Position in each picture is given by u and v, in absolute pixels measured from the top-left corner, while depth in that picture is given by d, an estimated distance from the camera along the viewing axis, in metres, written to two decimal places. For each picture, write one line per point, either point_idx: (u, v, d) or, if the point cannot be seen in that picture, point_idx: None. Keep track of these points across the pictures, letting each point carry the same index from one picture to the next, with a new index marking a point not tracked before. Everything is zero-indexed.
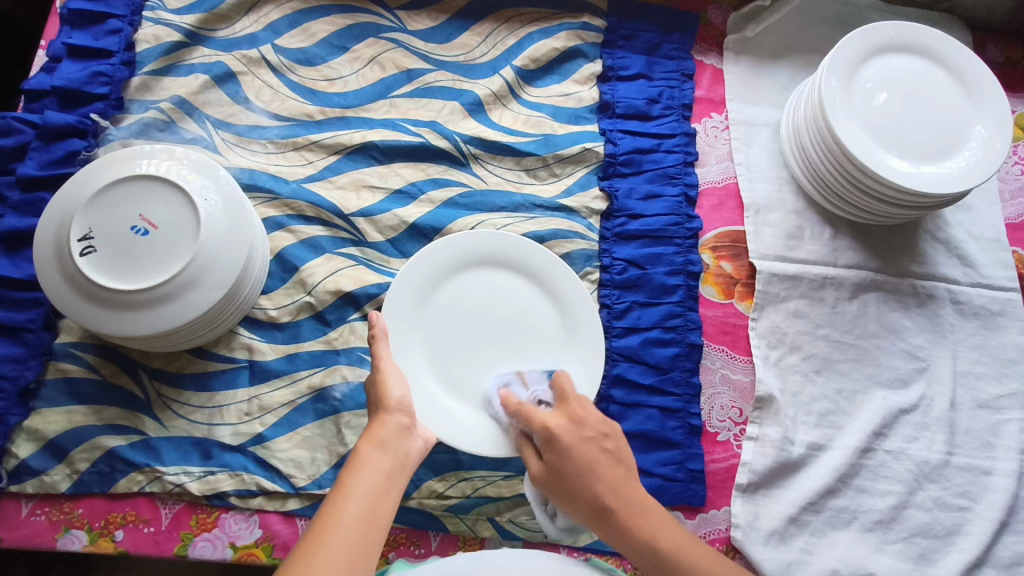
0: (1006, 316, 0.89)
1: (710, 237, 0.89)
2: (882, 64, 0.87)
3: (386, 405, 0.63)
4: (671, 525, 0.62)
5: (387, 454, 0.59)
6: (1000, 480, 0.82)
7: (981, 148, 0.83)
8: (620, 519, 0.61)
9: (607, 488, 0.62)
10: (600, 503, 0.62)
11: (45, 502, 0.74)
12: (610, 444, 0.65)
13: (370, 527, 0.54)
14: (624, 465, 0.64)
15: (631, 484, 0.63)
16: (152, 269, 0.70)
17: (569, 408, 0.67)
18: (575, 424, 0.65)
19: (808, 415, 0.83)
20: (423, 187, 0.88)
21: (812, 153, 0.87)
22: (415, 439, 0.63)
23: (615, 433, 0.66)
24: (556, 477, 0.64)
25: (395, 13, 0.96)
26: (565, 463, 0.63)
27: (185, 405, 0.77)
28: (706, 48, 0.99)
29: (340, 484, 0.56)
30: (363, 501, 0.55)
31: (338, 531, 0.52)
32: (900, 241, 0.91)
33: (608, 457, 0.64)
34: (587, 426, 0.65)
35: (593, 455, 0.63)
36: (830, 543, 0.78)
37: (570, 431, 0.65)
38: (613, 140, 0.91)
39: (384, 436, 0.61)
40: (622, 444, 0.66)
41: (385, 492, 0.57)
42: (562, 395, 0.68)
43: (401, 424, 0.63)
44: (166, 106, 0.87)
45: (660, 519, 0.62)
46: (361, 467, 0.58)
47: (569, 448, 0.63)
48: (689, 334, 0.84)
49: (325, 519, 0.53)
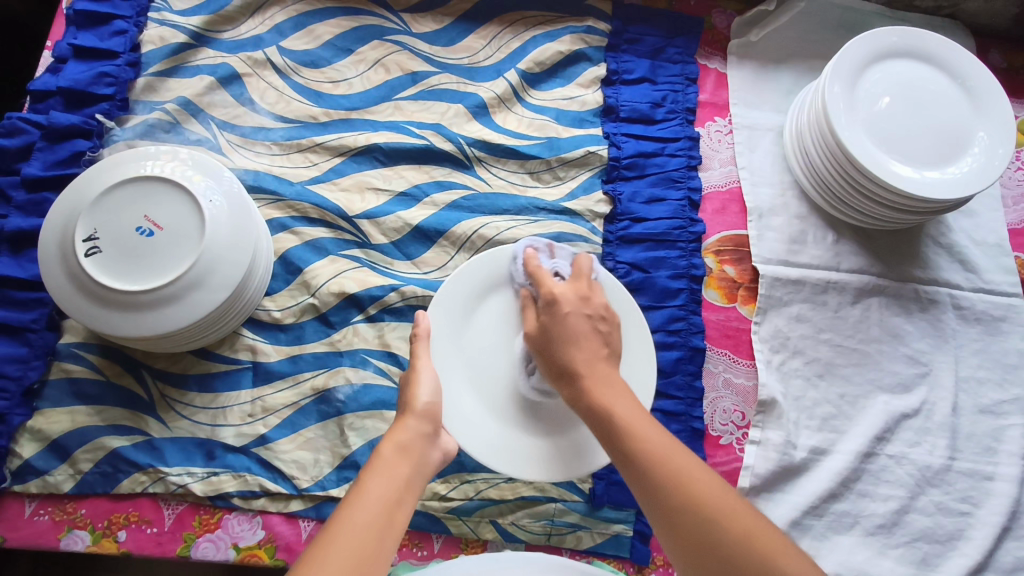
0: (1009, 322, 0.89)
1: (713, 241, 0.90)
2: (886, 69, 0.87)
3: (414, 407, 0.63)
4: (637, 406, 0.60)
5: (407, 459, 0.59)
6: (1002, 485, 0.82)
7: (985, 154, 0.84)
8: (585, 384, 0.62)
9: (581, 356, 0.63)
10: (570, 365, 0.63)
11: (48, 502, 0.74)
12: (604, 327, 0.66)
13: (386, 528, 0.52)
14: (609, 348, 0.65)
15: (604, 361, 0.63)
16: (157, 269, 0.70)
17: (583, 285, 0.69)
18: (580, 298, 0.67)
19: (810, 419, 0.83)
20: (427, 189, 0.89)
21: (816, 158, 0.87)
22: (435, 450, 0.63)
23: (613, 320, 0.68)
24: (543, 334, 0.67)
25: (400, 16, 0.96)
26: (555, 324, 0.66)
27: (188, 406, 0.78)
28: (710, 52, 0.99)
29: (357, 486, 0.55)
30: (380, 502, 0.54)
31: (353, 528, 0.51)
32: (902, 246, 0.91)
33: (595, 332, 0.65)
34: (590, 304, 0.67)
35: (584, 328, 0.65)
36: (832, 547, 0.78)
37: (572, 302, 0.67)
38: (617, 144, 0.92)
39: (405, 440, 0.60)
40: (615, 333, 0.67)
41: (402, 495, 0.56)
42: (578, 271, 0.71)
43: (424, 430, 0.62)
44: (171, 108, 0.87)
45: (628, 397, 0.60)
46: (378, 470, 0.56)
47: (567, 314, 0.66)
48: (692, 338, 0.84)
49: (340, 516, 0.52)
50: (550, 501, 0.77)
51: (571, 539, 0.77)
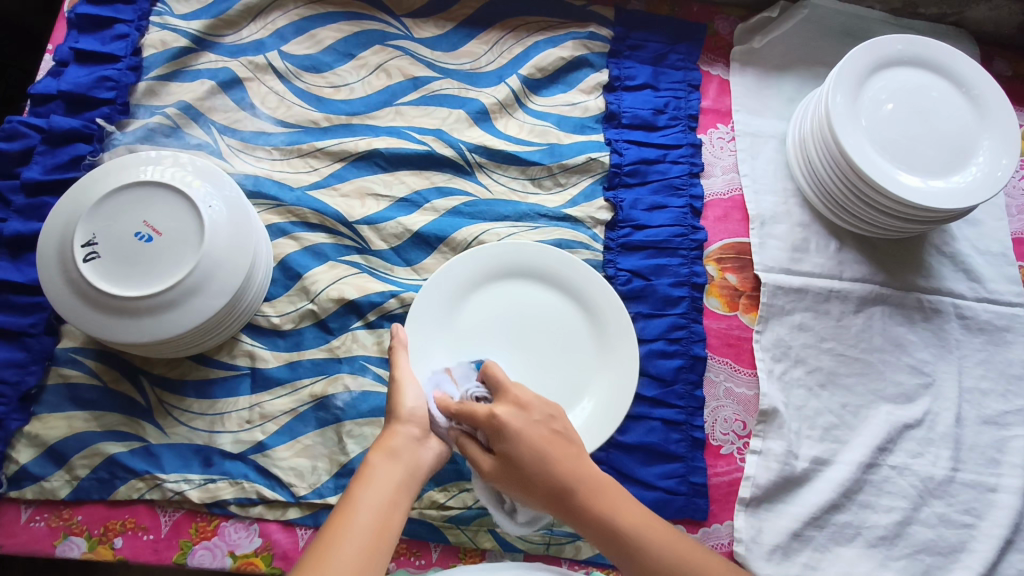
0: (1012, 332, 0.89)
1: (715, 248, 0.89)
2: (890, 77, 0.87)
3: (398, 415, 0.64)
4: (633, 507, 0.61)
5: (397, 465, 0.60)
6: (1006, 497, 0.81)
7: (988, 164, 0.83)
8: (580, 499, 0.60)
9: (566, 470, 0.61)
10: (556, 485, 0.61)
11: (45, 508, 0.73)
12: (559, 426, 0.64)
13: (378, 539, 0.54)
14: (574, 444, 0.63)
15: (584, 463, 0.62)
16: (156, 276, 0.70)
17: (508, 395, 0.64)
18: (519, 409, 0.63)
19: (812, 430, 0.82)
20: (427, 195, 0.88)
21: (819, 166, 0.87)
22: (427, 449, 0.63)
23: (562, 414, 0.65)
24: (508, 467, 0.62)
25: (402, 21, 0.96)
26: (518, 451, 0.61)
27: (186, 412, 0.77)
28: (713, 59, 0.99)
29: (349, 496, 0.57)
30: (372, 512, 0.56)
31: (346, 542, 0.53)
32: (905, 255, 0.91)
33: (555, 438, 0.63)
34: (533, 409, 0.64)
35: (541, 437, 0.62)
36: (833, 559, 0.78)
37: (516, 417, 0.62)
38: (618, 151, 0.91)
39: (395, 445, 0.61)
40: (569, 423, 0.65)
41: (394, 502, 0.57)
42: (495, 385, 0.65)
43: (413, 432, 0.63)
44: (172, 112, 0.87)
45: (619, 499, 0.61)
46: (370, 479, 0.58)
47: (519, 434, 0.62)
48: (693, 347, 0.83)
49: (333, 529, 0.54)
50: None
51: (569, 549, 0.76)
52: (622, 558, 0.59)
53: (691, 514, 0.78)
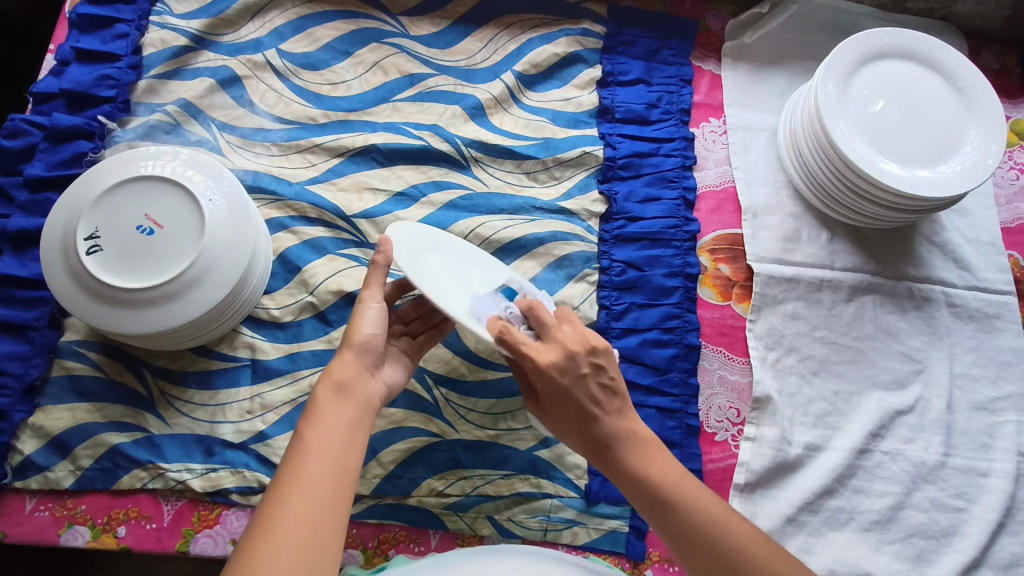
0: (1002, 319, 0.90)
1: (708, 240, 0.90)
2: (878, 70, 0.88)
3: (351, 343, 0.63)
4: (671, 466, 0.63)
5: (348, 401, 0.60)
6: (998, 481, 0.82)
7: (975, 153, 0.84)
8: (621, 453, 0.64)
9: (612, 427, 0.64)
10: (599, 437, 0.64)
11: (49, 498, 0.74)
12: (606, 379, 0.64)
13: (339, 477, 0.54)
14: (619, 400, 0.65)
15: (630, 419, 0.65)
16: (157, 268, 0.71)
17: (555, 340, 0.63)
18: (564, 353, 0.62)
19: (805, 416, 0.84)
20: (424, 189, 0.90)
21: (809, 157, 0.88)
22: (377, 382, 0.64)
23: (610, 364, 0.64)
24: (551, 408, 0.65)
25: (398, 19, 0.97)
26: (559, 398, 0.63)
27: (187, 403, 0.78)
28: (705, 54, 1.00)
29: (304, 433, 0.56)
30: (327, 450, 0.55)
31: (306, 477, 0.53)
32: (896, 245, 0.92)
33: (602, 391, 0.64)
34: (580, 360, 0.63)
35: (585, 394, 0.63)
36: (827, 543, 0.79)
37: (563, 368, 0.62)
38: (612, 144, 0.93)
39: (344, 378, 0.61)
40: (619, 376, 0.65)
41: (347, 437, 0.57)
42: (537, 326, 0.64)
43: (362, 364, 0.63)
44: (172, 109, 0.88)
45: (657, 458, 0.63)
46: (319, 417, 0.57)
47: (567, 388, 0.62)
48: (687, 336, 0.85)
49: (289, 471, 0.53)
50: (546, 497, 0.78)
51: (567, 535, 0.77)
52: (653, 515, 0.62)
53: None
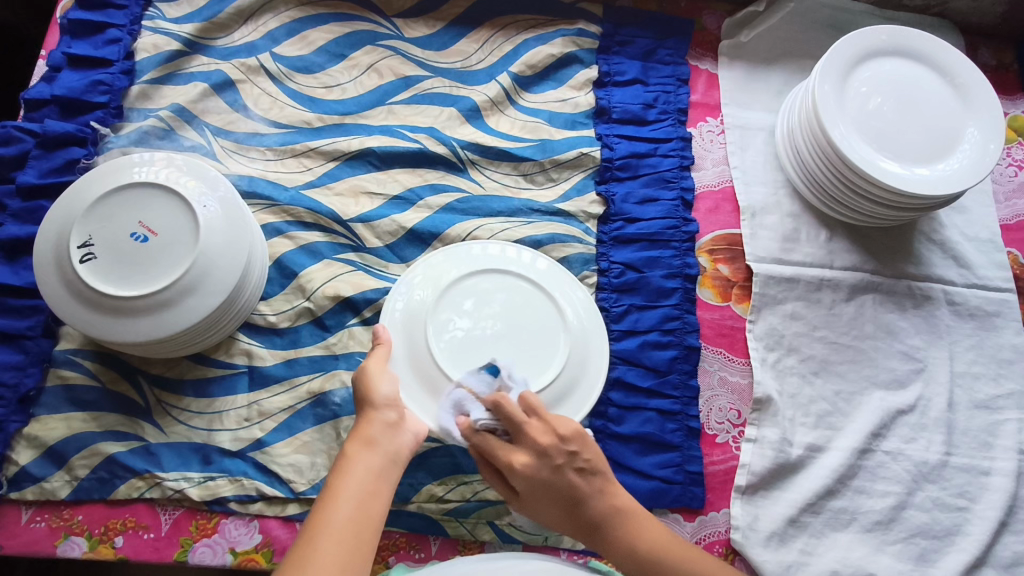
0: (1002, 317, 0.90)
1: (706, 240, 0.90)
2: (876, 68, 0.88)
3: (373, 401, 0.62)
4: (647, 528, 0.64)
5: (376, 452, 0.59)
6: (999, 479, 0.82)
7: (974, 150, 0.84)
8: (605, 529, 0.64)
9: (591, 508, 0.64)
10: (578, 521, 0.64)
11: (45, 509, 0.74)
12: (583, 464, 0.64)
13: (362, 529, 0.54)
14: (601, 477, 0.64)
15: (608, 494, 0.64)
16: (152, 275, 0.70)
17: (529, 437, 0.63)
18: (539, 457, 0.63)
19: (806, 417, 0.83)
20: (421, 193, 0.89)
21: (807, 157, 0.88)
22: (406, 434, 0.62)
23: (578, 439, 0.64)
24: (530, 502, 0.65)
25: (393, 21, 0.96)
26: (534, 491, 0.63)
27: (184, 411, 0.78)
28: (701, 53, 1.00)
29: (330, 489, 0.56)
30: (355, 502, 0.55)
31: (329, 537, 0.53)
32: (894, 243, 0.91)
33: (579, 476, 0.63)
34: (554, 454, 0.63)
35: (573, 481, 0.63)
36: (830, 544, 0.78)
37: (538, 467, 0.63)
38: (609, 145, 0.92)
39: (371, 433, 0.60)
40: (591, 450, 0.64)
41: (375, 488, 0.57)
42: (507, 421, 0.63)
43: (388, 420, 0.62)
44: (166, 114, 0.88)
45: (638, 523, 0.64)
46: (348, 471, 0.57)
47: (547, 481, 0.63)
48: (687, 337, 0.84)
49: (317, 524, 0.54)
50: None
51: (568, 540, 0.76)
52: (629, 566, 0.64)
53: (688, 502, 0.79)
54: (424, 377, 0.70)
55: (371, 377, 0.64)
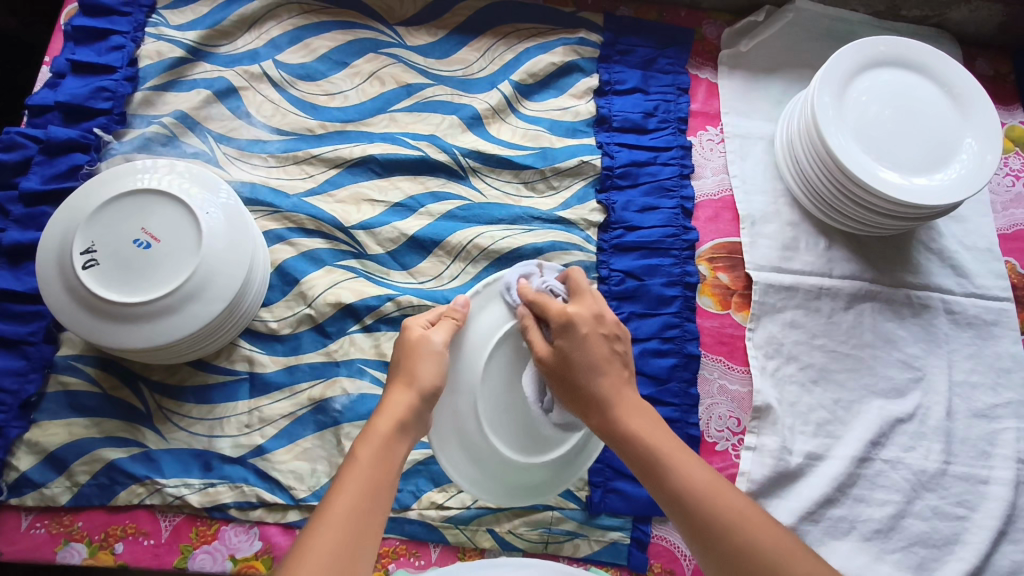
0: (1000, 326, 0.90)
1: (706, 248, 0.90)
2: (875, 78, 0.89)
3: (418, 384, 0.59)
4: (663, 431, 0.61)
5: (403, 440, 0.57)
6: (998, 489, 0.82)
7: (972, 160, 0.85)
8: (617, 411, 0.61)
9: (611, 385, 0.62)
10: (594, 392, 0.61)
11: (45, 515, 0.74)
12: (620, 347, 0.64)
13: (378, 515, 0.52)
14: (629, 369, 0.64)
15: (631, 390, 0.63)
16: (154, 282, 0.70)
17: (586, 303, 0.65)
18: (591, 317, 0.63)
19: (805, 425, 0.83)
20: (422, 200, 0.89)
21: (807, 166, 0.88)
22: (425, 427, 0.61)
23: (626, 339, 0.66)
24: (563, 365, 0.61)
25: (395, 29, 0.97)
26: (576, 349, 0.61)
27: (185, 417, 0.78)
28: (701, 63, 1.01)
29: (353, 462, 0.54)
30: (376, 484, 0.53)
31: (345, 513, 0.50)
32: (893, 253, 0.92)
33: (614, 355, 0.64)
34: (604, 324, 0.64)
35: (604, 352, 0.63)
36: (829, 552, 0.79)
37: (586, 324, 0.63)
38: (610, 153, 0.92)
39: (402, 417, 0.58)
40: (629, 350, 0.66)
41: (392, 477, 0.55)
42: (575, 289, 0.66)
43: (421, 409, 0.59)
44: (168, 121, 0.88)
45: (652, 423, 0.61)
46: (375, 450, 0.55)
47: (587, 339, 0.62)
48: (687, 345, 0.85)
49: (336, 496, 0.51)
50: (546, 509, 0.77)
51: (568, 547, 0.77)
52: (633, 462, 0.60)
53: None
54: (461, 403, 0.65)
55: (423, 356, 0.60)
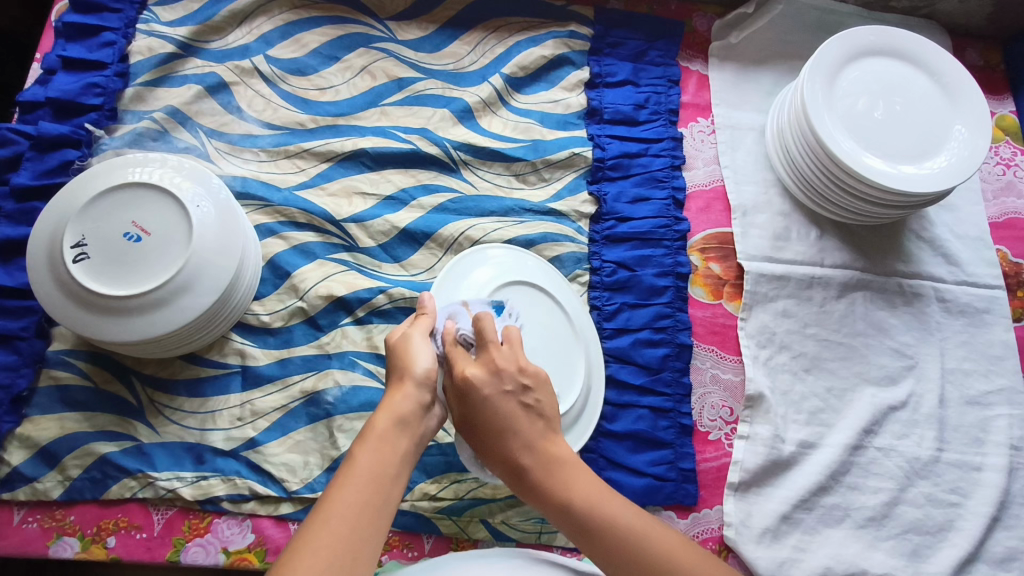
0: (992, 313, 0.90)
1: (698, 239, 0.91)
2: (864, 67, 0.89)
3: (413, 374, 0.59)
4: (588, 482, 0.59)
5: (405, 434, 0.57)
6: (991, 475, 0.82)
7: (962, 148, 0.85)
8: (536, 475, 0.59)
9: (521, 445, 0.60)
10: (513, 459, 0.60)
11: (37, 510, 0.74)
12: (531, 399, 0.61)
13: (376, 516, 0.52)
14: (543, 419, 0.61)
15: (548, 438, 0.61)
16: (145, 275, 0.70)
17: (490, 356, 0.62)
18: (493, 374, 0.60)
19: (798, 414, 0.84)
20: (414, 193, 0.90)
21: (797, 156, 0.89)
22: (432, 418, 0.60)
23: (538, 383, 0.62)
24: (474, 429, 0.61)
25: (386, 24, 0.97)
26: (481, 417, 0.60)
27: (177, 411, 0.78)
28: (692, 55, 1.01)
29: (350, 462, 0.54)
30: (374, 483, 0.53)
31: (341, 515, 0.50)
32: (885, 241, 0.92)
33: (524, 410, 0.60)
34: (505, 377, 0.60)
35: (512, 411, 0.60)
36: (822, 540, 0.78)
37: (487, 382, 0.60)
38: (601, 145, 0.93)
39: (403, 411, 0.57)
40: (545, 396, 0.62)
41: (398, 470, 0.55)
42: (483, 338, 0.63)
43: (423, 400, 0.59)
44: (159, 116, 0.88)
45: (575, 476, 0.59)
46: (373, 447, 0.55)
47: (487, 402, 0.59)
48: (679, 335, 0.85)
49: (334, 498, 0.51)
50: None
51: (561, 537, 0.77)
52: (565, 525, 0.59)
53: (681, 499, 0.79)
54: None
55: (411, 350, 0.61)
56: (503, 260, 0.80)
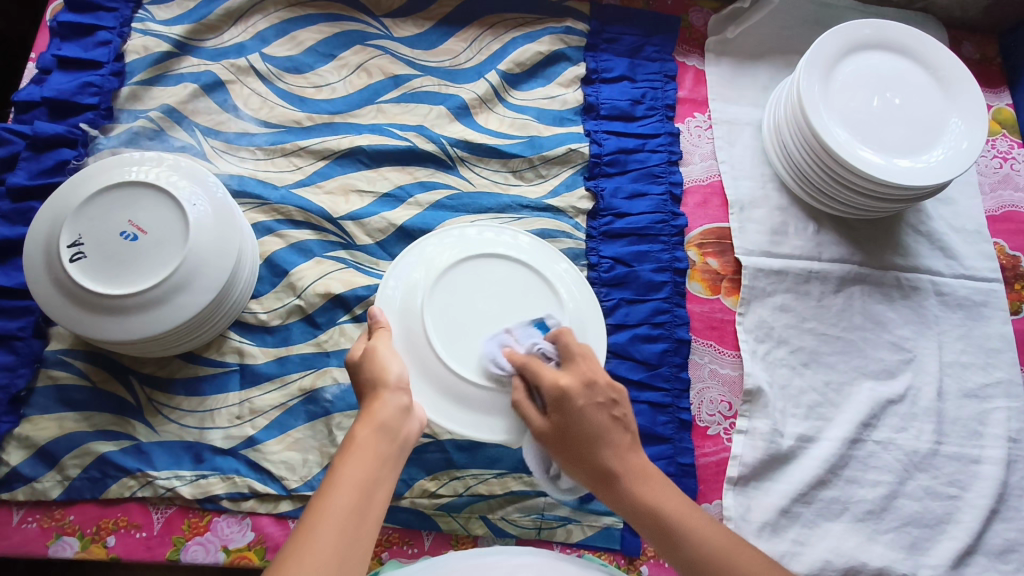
0: (990, 306, 0.90)
1: (695, 234, 0.91)
2: (860, 62, 0.89)
3: (386, 382, 0.60)
4: (670, 492, 0.62)
5: (386, 438, 0.57)
6: (989, 468, 0.82)
7: (958, 141, 0.85)
8: (626, 483, 0.62)
9: (613, 453, 0.62)
10: (606, 467, 0.62)
11: (36, 510, 0.74)
12: (619, 412, 0.64)
13: (362, 521, 0.52)
14: (630, 433, 0.64)
15: (635, 451, 0.64)
16: (141, 273, 0.70)
17: (577, 367, 0.64)
18: (587, 385, 0.63)
19: (796, 408, 0.84)
20: (411, 190, 0.90)
21: (794, 151, 0.89)
22: (413, 420, 0.61)
23: (623, 400, 0.65)
24: (561, 436, 0.63)
25: (382, 21, 0.97)
26: (575, 425, 0.62)
27: (175, 410, 0.78)
28: (688, 50, 1.01)
29: (334, 471, 0.54)
30: (360, 488, 0.53)
31: (328, 525, 0.50)
32: (882, 235, 0.92)
33: (614, 421, 0.63)
34: (596, 389, 0.63)
35: (603, 421, 0.62)
36: (821, 534, 0.79)
37: (581, 392, 0.63)
38: (598, 141, 0.93)
39: (384, 418, 0.58)
40: (629, 411, 0.65)
41: (383, 476, 0.55)
42: (567, 352, 0.65)
43: (402, 404, 0.60)
44: (155, 115, 0.88)
45: (663, 489, 0.62)
46: (356, 454, 0.55)
47: (582, 412, 0.62)
48: (678, 330, 0.85)
49: (319, 508, 0.51)
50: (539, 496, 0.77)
51: (560, 533, 0.77)
52: (650, 536, 0.61)
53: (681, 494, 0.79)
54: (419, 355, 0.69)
55: (380, 359, 0.61)
56: (459, 240, 0.77)
